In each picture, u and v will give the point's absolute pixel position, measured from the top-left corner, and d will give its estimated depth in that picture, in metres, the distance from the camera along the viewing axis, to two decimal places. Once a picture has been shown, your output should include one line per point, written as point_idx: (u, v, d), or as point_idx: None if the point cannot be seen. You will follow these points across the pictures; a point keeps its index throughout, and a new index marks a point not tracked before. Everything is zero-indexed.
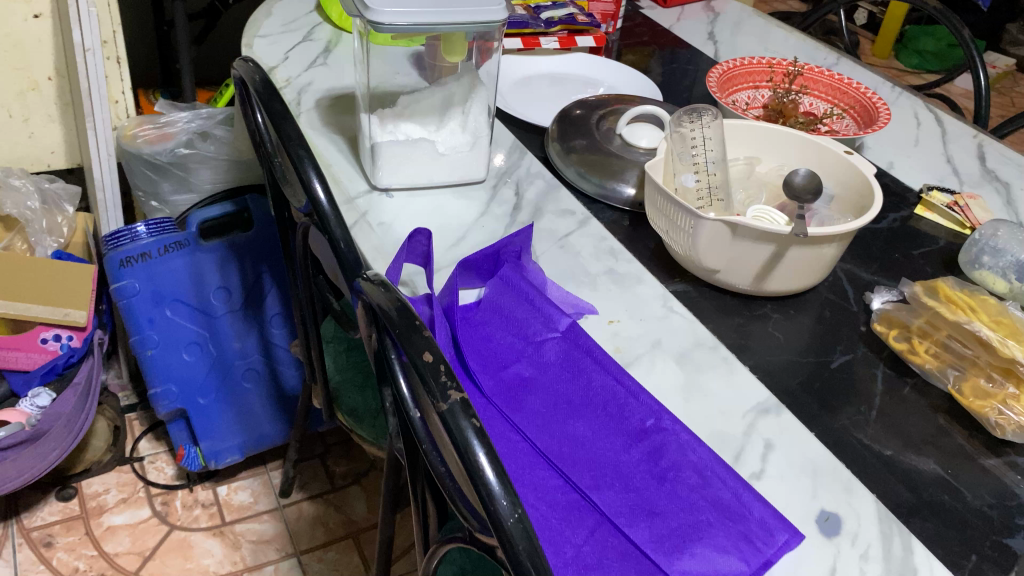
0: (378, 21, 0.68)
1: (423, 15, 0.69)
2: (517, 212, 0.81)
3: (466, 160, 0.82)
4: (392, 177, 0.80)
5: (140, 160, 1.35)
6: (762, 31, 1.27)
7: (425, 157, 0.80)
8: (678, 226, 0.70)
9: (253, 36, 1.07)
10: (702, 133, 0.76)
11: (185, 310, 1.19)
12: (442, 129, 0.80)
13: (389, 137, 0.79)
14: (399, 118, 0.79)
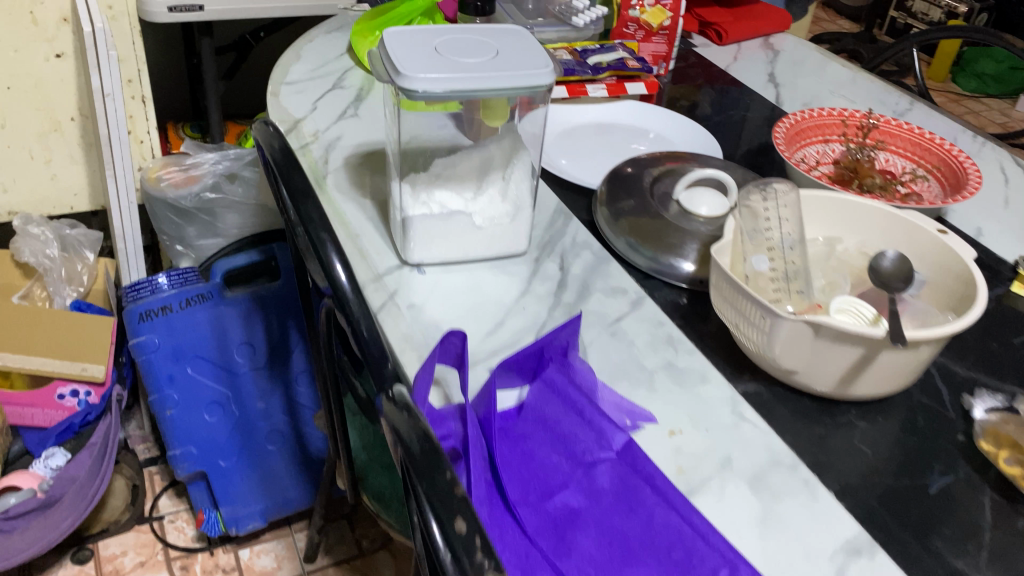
0: (411, 89, 0.62)
1: (461, 81, 0.63)
2: (563, 291, 0.73)
3: (507, 231, 0.74)
4: (426, 251, 0.73)
5: (165, 205, 1.30)
6: (826, 72, 1.17)
7: (461, 230, 0.72)
8: (750, 323, 0.61)
9: (279, 82, 1.00)
10: (777, 209, 0.68)
11: (208, 367, 1.14)
12: (480, 198, 0.72)
13: (422, 207, 0.71)
14: (433, 187, 0.71)
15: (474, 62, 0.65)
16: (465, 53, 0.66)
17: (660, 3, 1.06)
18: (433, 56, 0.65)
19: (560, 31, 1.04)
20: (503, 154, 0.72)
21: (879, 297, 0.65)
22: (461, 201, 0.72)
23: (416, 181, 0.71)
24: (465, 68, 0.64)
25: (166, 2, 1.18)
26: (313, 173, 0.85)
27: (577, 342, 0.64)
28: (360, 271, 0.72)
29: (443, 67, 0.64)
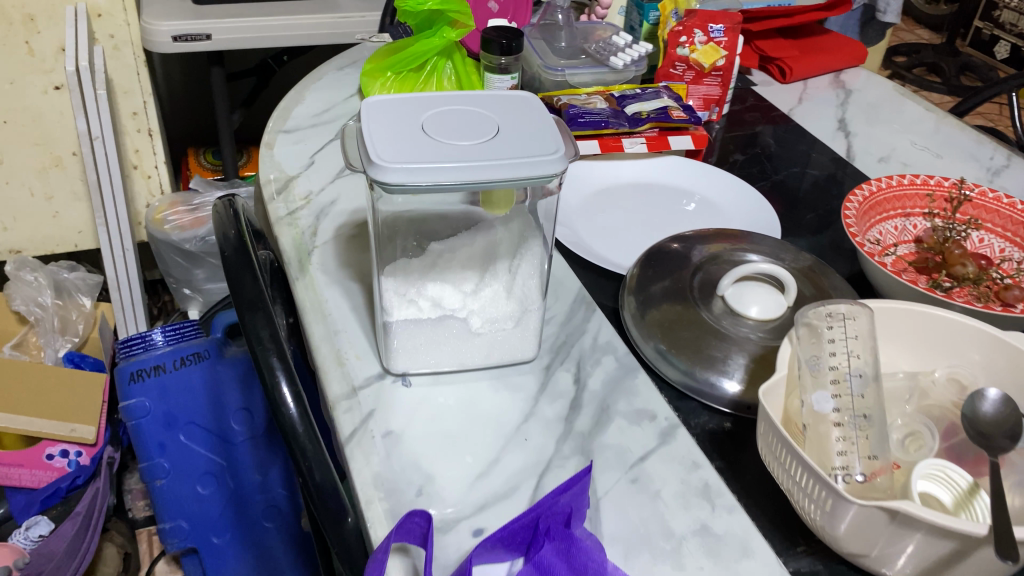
0: (384, 180, 0.51)
1: (446, 171, 0.51)
2: (575, 413, 0.60)
3: (510, 336, 0.62)
4: (412, 358, 0.60)
5: (170, 246, 1.20)
6: (907, 116, 1.02)
7: (454, 334, 0.60)
8: (809, 493, 0.48)
9: (276, 130, 0.89)
10: (846, 329, 0.53)
11: (202, 434, 1.05)
12: (480, 295, 0.59)
13: (410, 307, 0.58)
14: (425, 281, 0.58)
15: (468, 144, 0.53)
16: (458, 133, 0.54)
17: (713, 40, 0.92)
18: (418, 137, 0.54)
19: (596, 72, 0.91)
20: (509, 244, 0.59)
21: (977, 454, 0.51)
22: (457, 299, 0.59)
23: (404, 271, 0.58)
24: (453, 153, 0.52)
25: (170, 30, 1.07)
26: (298, 248, 0.74)
27: (587, 502, 0.51)
28: (333, 382, 0.60)
29: (427, 152, 0.52)
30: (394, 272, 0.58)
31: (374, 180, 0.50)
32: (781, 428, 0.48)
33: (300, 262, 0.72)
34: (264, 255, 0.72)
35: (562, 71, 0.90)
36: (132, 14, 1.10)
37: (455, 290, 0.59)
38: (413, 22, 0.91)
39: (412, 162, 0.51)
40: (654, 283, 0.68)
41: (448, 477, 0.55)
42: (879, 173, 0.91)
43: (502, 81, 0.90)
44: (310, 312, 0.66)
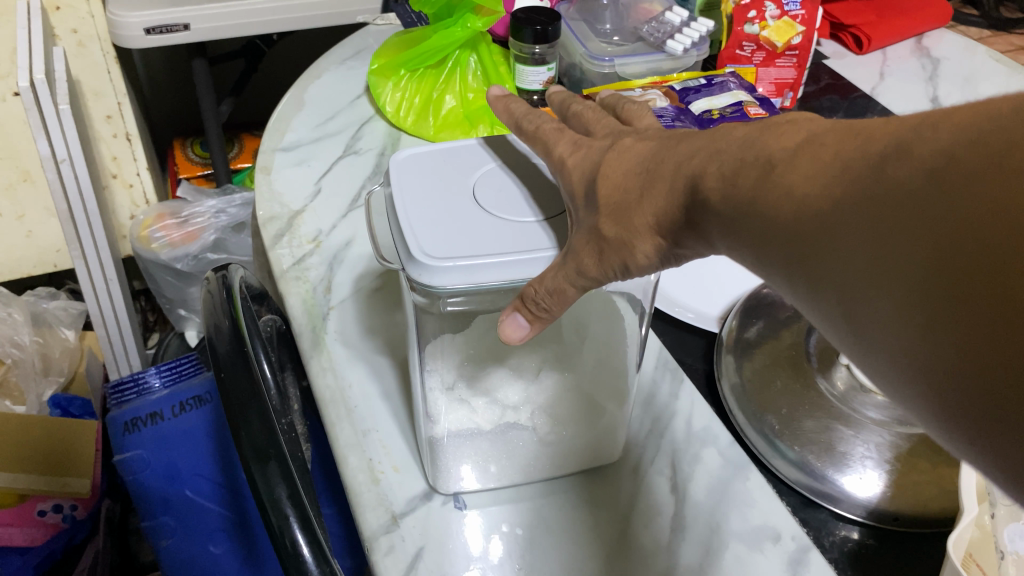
0: (429, 284, 0.37)
1: (517, 265, 0.37)
2: (681, 541, 0.47)
3: (585, 438, 0.49)
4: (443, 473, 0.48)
5: (160, 267, 1.07)
6: (1008, 91, 0.87)
7: (517, 444, 0.47)
8: None
9: (272, 146, 0.75)
10: None
11: (209, 487, 0.92)
12: (553, 397, 0.46)
13: (463, 409, 0.45)
14: (484, 380, 0.45)
15: (544, 221, 0.39)
16: (524, 201, 0.41)
17: (788, 14, 0.78)
18: (471, 211, 0.40)
19: (651, 60, 0.77)
20: (591, 340, 0.45)
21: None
22: (525, 400, 0.45)
23: (459, 369, 0.44)
24: (518, 235, 0.38)
25: (142, 23, 0.91)
26: (309, 311, 0.60)
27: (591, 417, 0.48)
28: (366, 509, 0.48)
29: (485, 235, 0.38)
30: (449, 356, 0.44)
31: (423, 285, 0.36)
32: (954, 556, 0.38)
33: (315, 332, 0.58)
34: (267, 323, 0.59)
35: (609, 61, 0.75)
36: (96, 5, 0.94)
37: (521, 387, 0.45)
38: (429, 12, 0.77)
39: (471, 254, 0.37)
40: (749, 332, 0.57)
41: (491, 543, 0.47)
42: None
43: (537, 74, 0.76)
44: (331, 406, 0.53)
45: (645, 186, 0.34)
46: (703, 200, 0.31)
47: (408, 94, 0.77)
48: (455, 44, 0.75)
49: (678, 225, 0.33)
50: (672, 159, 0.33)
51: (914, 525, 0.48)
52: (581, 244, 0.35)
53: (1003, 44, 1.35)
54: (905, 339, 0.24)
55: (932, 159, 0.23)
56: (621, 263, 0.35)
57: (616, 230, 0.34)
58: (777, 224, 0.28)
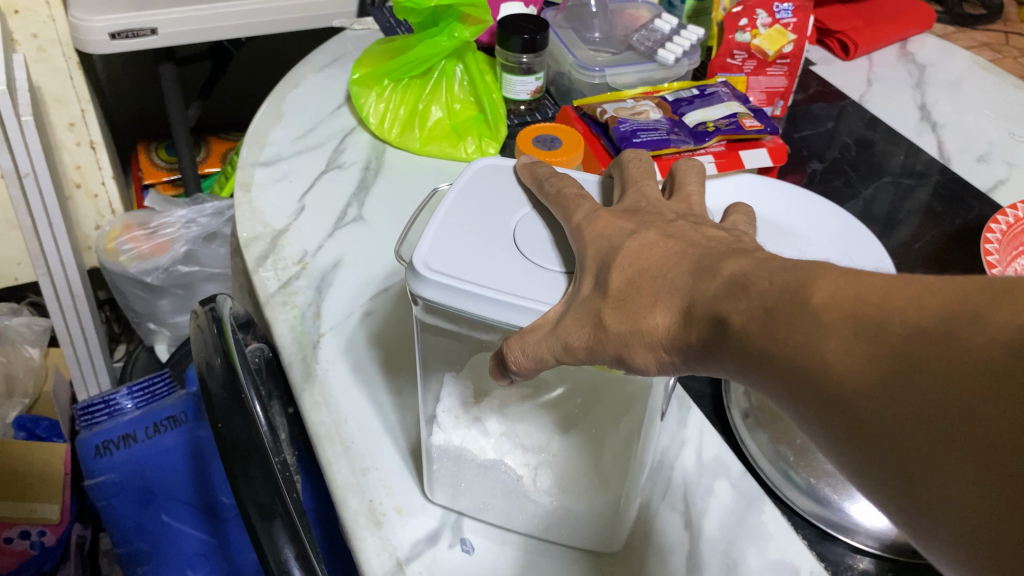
0: (418, 294, 0.35)
1: (507, 310, 0.34)
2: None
3: (592, 526, 0.45)
4: (468, 504, 0.47)
5: (128, 280, 1.03)
6: (996, 98, 0.86)
7: (505, 491, 0.44)
8: None
9: (251, 161, 0.71)
10: None
11: (185, 511, 0.89)
12: (565, 457, 0.41)
13: (473, 430, 0.42)
14: (500, 410, 0.41)
15: (562, 274, 0.35)
16: (551, 248, 0.37)
17: (779, 23, 0.76)
18: (493, 241, 0.37)
19: (642, 70, 0.75)
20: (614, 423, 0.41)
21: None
22: (538, 448, 0.41)
23: (468, 391, 0.41)
24: (512, 275, 0.35)
25: (108, 27, 0.87)
26: (298, 339, 0.57)
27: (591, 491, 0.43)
28: (370, 555, 0.45)
29: (485, 266, 0.35)
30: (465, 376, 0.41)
31: (408, 289, 0.35)
32: None
33: (306, 362, 0.55)
34: (254, 351, 0.56)
35: (599, 71, 0.73)
36: (58, 9, 0.90)
37: (539, 429, 0.41)
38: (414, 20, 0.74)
39: (462, 278, 0.34)
40: None
41: None
42: (983, 177, 0.76)
43: (524, 83, 0.74)
44: (327, 442, 0.50)
45: (649, 289, 0.31)
46: (716, 336, 0.28)
47: (393, 105, 0.74)
48: (442, 55, 0.73)
49: (685, 352, 0.30)
50: (681, 263, 0.30)
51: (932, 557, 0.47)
52: (574, 318, 0.32)
53: (967, 40, 1.30)
54: (974, 539, 0.21)
55: (1009, 340, 0.20)
56: (615, 355, 0.31)
57: (619, 326, 0.31)
58: (807, 376, 0.25)
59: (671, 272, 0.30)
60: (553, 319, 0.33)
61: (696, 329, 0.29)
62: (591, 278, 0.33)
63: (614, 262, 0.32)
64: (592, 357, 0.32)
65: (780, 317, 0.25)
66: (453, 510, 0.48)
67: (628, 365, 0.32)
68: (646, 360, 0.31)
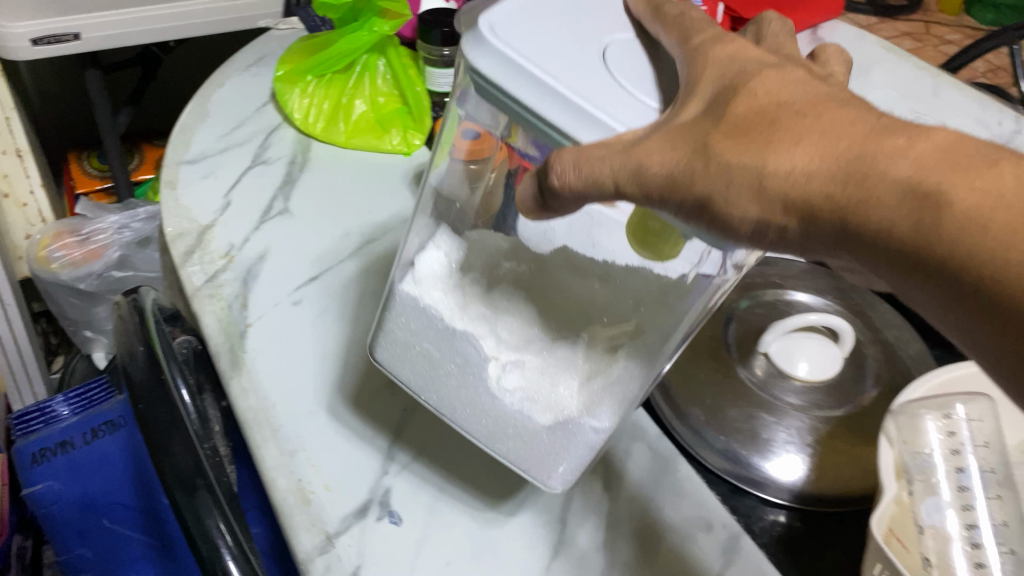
0: (473, 62, 0.32)
1: (570, 115, 0.30)
2: (616, 536, 0.48)
3: (545, 454, 0.40)
4: (417, 375, 0.42)
5: (61, 288, 1.02)
6: (902, 80, 0.91)
7: (459, 370, 0.39)
8: None
9: (177, 159, 0.72)
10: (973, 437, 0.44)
11: (128, 515, 0.88)
12: (546, 365, 0.38)
13: (445, 297, 0.39)
14: (488, 293, 0.39)
15: (654, 109, 0.32)
16: (649, 80, 0.33)
17: None
18: (582, 42, 0.33)
19: None
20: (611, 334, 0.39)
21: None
22: (514, 332, 0.38)
23: (461, 263, 0.40)
24: (582, 77, 0.31)
25: (28, 33, 0.86)
26: (225, 329, 0.57)
27: (550, 402, 0.38)
28: (299, 531, 0.46)
29: (560, 59, 0.32)
30: (465, 240, 0.41)
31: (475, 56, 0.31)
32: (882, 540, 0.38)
33: (233, 351, 0.56)
34: (181, 342, 0.57)
35: None
36: None
37: (522, 324, 0.38)
38: (334, 16, 0.75)
39: (525, 57, 0.31)
40: None
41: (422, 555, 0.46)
42: None
43: (446, 75, 0.74)
44: (256, 427, 0.51)
45: (803, 133, 0.27)
46: (878, 201, 0.25)
47: (317, 100, 0.75)
48: (362, 49, 0.74)
49: (794, 212, 0.27)
50: (863, 119, 0.27)
51: (836, 505, 0.49)
52: (661, 140, 0.29)
53: (885, 28, 1.35)
54: None
55: None
56: (695, 196, 0.28)
57: (733, 154, 0.28)
58: (974, 250, 0.23)
59: (824, 117, 0.28)
60: (635, 135, 0.29)
61: (835, 172, 0.26)
62: (700, 103, 0.30)
63: (744, 91, 0.30)
64: (647, 190, 0.29)
65: (960, 187, 0.24)
66: (380, 484, 0.49)
67: (711, 213, 0.28)
68: (745, 212, 0.28)
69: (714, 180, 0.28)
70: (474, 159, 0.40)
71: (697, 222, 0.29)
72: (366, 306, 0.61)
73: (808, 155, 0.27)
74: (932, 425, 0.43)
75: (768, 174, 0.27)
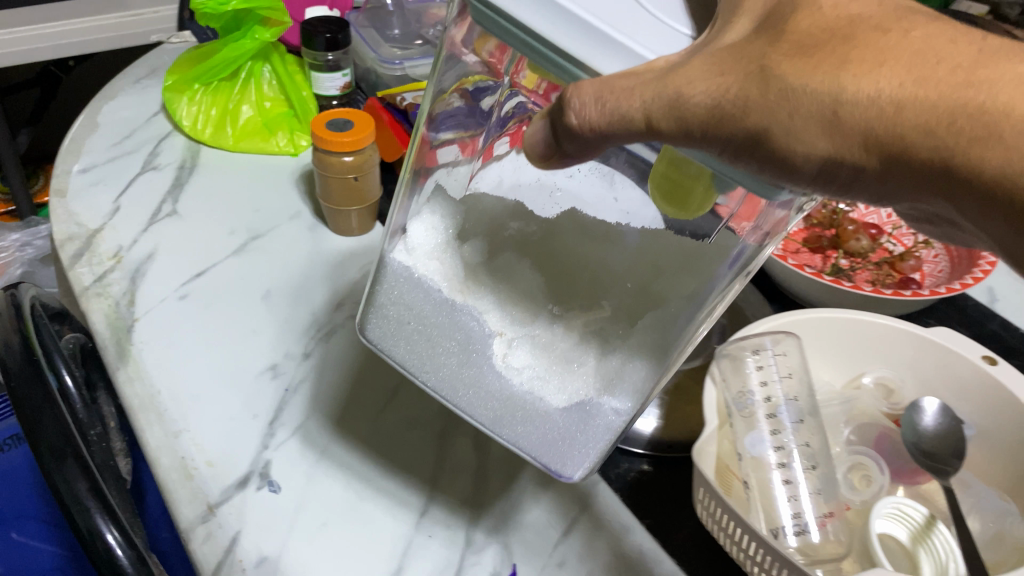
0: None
1: (597, 41, 0.28)
2: (483, 490, 0.52)
3: (560, 440, 0.37)
4: (413, 355, 0.38)
5: None
6: None
7: (461, 347, 0.36)
8: (751, 557, 0.43)
9: (66, 169, 0.74)
10: (779, 367, 0.49)
11: (38, 527, 0.85)
12: (555, 341, 0.37)
13: (440, 269, 0.37)
14: (491, 266, 0.37)
15: (689, 37, 0.30)
16: (671, 8, 0.31)
17: None
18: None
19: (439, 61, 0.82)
20: (633, 307, 0.38)
21: (914, 465, 0.50)
22: (524, 308, 0.37)
23: (459, 235, 0.38)
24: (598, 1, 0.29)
25: None
26: (112, 325, 0.60)
27: (567, 385, 0.37)
28: (182, 503, 0.49)
29: None
30: (459, 207, 0.39)
31: None
32: (703, 470, 0.42)
33: (120, 344, 0.58)
34: (69, 339, 0.59)
35: (401, 64, 0.80)
36: None
37: (525, 300, 0.37)
38: (217, 26, 0.78)
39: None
40: None
41: (300, 517, 0.49)
42: None
43: (332, 80, 0.78)
44: (141, 412, 0.54)
45: (885, 55, 0.28)
46: (1001, 137, 0.26)
47: (204, 108, 0.78)
48: (246, 56, 0.77)
49: (872, 146, 0.28)
50: (961, 40, 0.28)
51: (685, 450, 0.54)
52: (706, 66, 0.28)
53: None
54: None
55: None
56: (749, 128, 0.28)
57: (817, 77, 0.28)
58: None
59: (919, 34, 0.28)
60: (666, 61, 0.28)
61: (936, 94, 0.27)
62: (747, 26, 0.30)
63: (805, 8, 0.30)
64: (685, 125, 0.28)
65: None
66: (260, 457, 0.52)
67: (770, 147, 0.29)
68: (811, 143, 0.28)
69: (785, 102, 0.28)
70: (470, 133, 0.39)
71: (754, 161, 0.29)
72: (252, 297, 0.63)
73: (902, 75, 0.27)
74: (748, 366, 0.48)
75: (849, 101, 0.28)
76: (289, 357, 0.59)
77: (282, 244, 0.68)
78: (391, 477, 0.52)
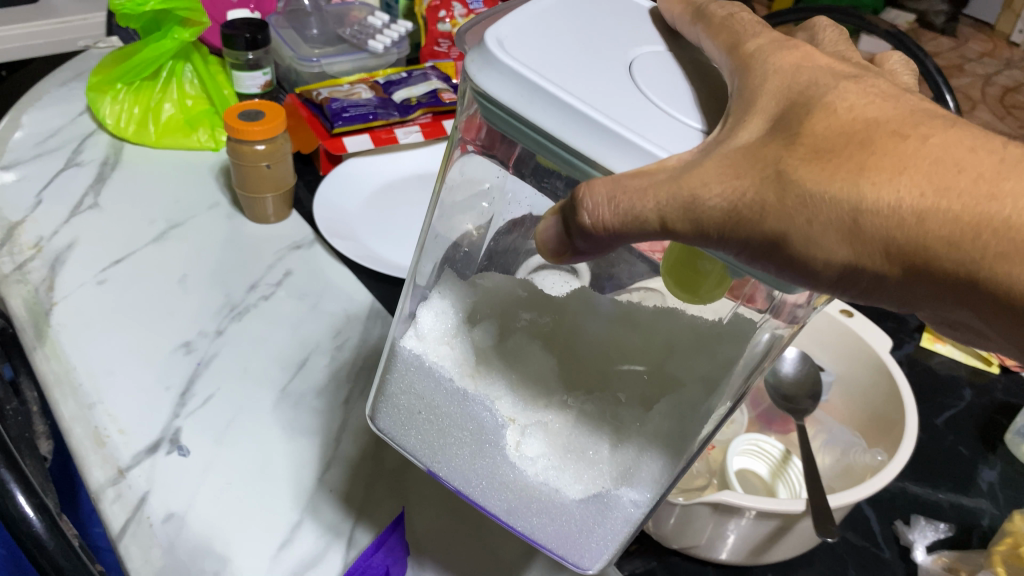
0: (482, 84, 0.27)
1: (604, 144, 0.25)
2: (385, 449, 0.55)
3: (577, 533, 0.35)
4: (424, 444, 0.37)
5: None
6: None
7: (472, 437, 0.34)
8: None
9: None
10: None
11: None
12: (570, 431, 0.34)
13: (447, 357, 0.34)
14: (499, 353, 0.34)
15: (701, 132, 0.27)
16: (685, 100, 0.28)
17: (473, 12, 0.90)
18: (607, 61, 0.29)
19: (356, 58, 0.86)
20: (647, 395, 0.34)
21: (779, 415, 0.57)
22: (532, 397, 0.34)
23: (465, 320, 0.35)
24: (610, 95, 0.27)
25: None
26: (31, 309, 0.62)
27: (578, 479, 0.34)
28: (92, 467, 0.51)
29: (589, 79, 0.27)
30: (462, 292, 0.36)
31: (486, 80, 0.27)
32: None
33: (38, 326, 0.60)
34: None
35: (317, 61, 0.83)
36: None
37: (529, 391, 0.34)
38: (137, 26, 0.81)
39: (546, 78, 0.26)
40: None
41: (208, 478, 0.52)
42: None
43: (253, 78, 0.81)
44: (56, 387, 0.56)
45: (906, 161, 0.23)
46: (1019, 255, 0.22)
47: (127, 106, 0.81)
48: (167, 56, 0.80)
49: (894, 254, 0.24)
50: (984, 146, 0.23)
51: None
52: (721, 164, 0.24)
53: None
54: None
55: None
56: (768, 232, 0.24)
57: (839, 180, 0.23)
58: None
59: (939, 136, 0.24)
60: (680, 160, 0.25)
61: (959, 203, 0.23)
62: (763, 123, 0.26)
63: (821, 102, 0.25)
64: (703, 228, 0.24)
65: None
66: (171, 425, 0.55)
67: (790, 254, 0.25)
68: (836, 249, 0.24)
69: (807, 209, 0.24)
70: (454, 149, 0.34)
71: (774, 264, 0.25)
72: (168, 282, 0.66)
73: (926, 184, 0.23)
74: None
75: (873, 208, 0.23)
76: (203, 336, 0.62)
77: (201, 233, 0.71)
78: (297, 440, 0.55)
